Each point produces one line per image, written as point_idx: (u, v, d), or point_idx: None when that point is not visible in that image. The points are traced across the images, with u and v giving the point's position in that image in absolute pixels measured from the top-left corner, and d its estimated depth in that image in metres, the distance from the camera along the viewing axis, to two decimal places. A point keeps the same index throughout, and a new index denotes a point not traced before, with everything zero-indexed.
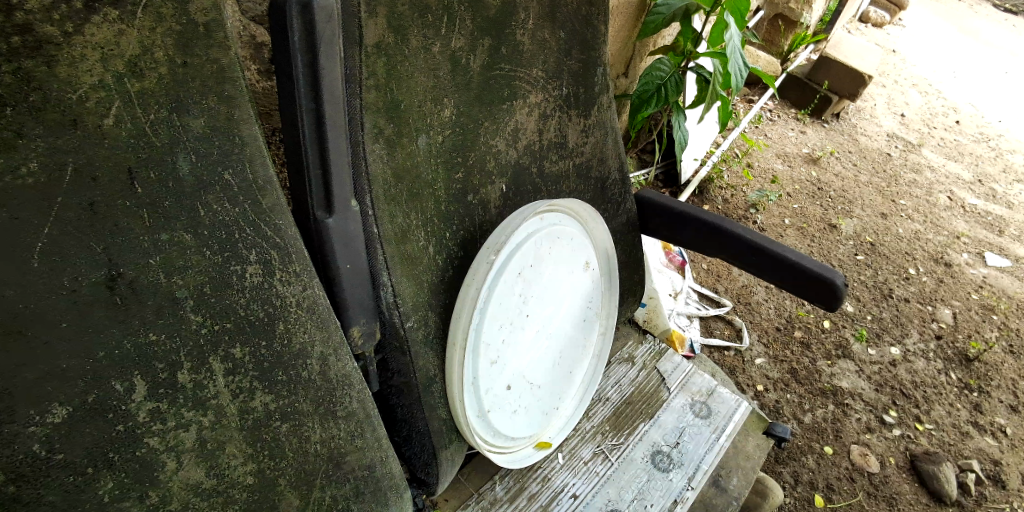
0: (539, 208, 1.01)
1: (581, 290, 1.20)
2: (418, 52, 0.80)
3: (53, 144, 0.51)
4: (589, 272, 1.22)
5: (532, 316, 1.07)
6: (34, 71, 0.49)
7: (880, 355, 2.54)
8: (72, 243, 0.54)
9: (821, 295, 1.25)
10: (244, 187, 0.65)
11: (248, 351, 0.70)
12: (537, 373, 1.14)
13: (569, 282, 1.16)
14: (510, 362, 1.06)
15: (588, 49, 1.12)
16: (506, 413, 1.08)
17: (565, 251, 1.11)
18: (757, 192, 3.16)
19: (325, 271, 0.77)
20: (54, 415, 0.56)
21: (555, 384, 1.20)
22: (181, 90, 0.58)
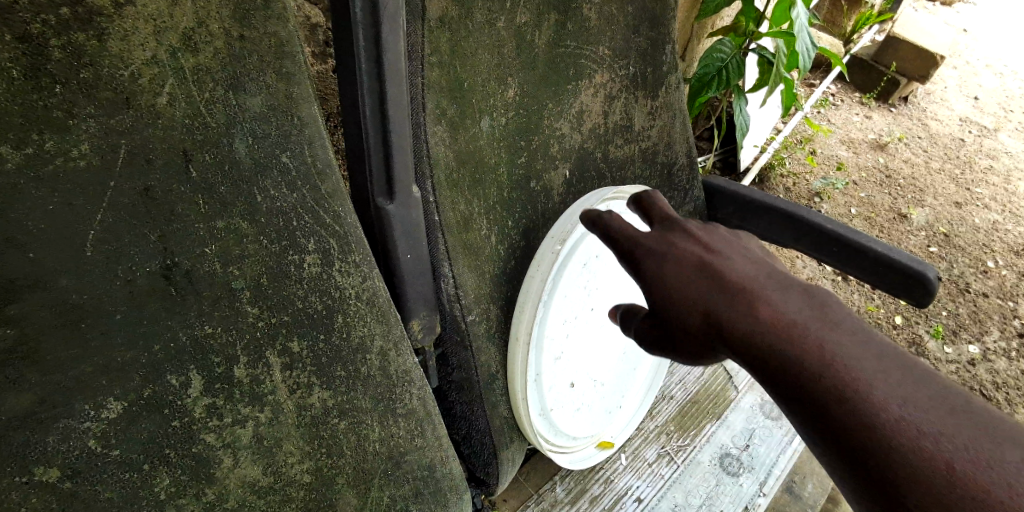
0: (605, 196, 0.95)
1: None
2: (482, 26, 0.75)
3: (106, 125, 0.48)
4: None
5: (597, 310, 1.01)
6: (86, 46, 0.46)
7: (956, 354, 2.38)
8: (128, 231, 0.51)
9: (910, 291, 1.14)
10: (302, 172, 0.62)
11: (306, 345, 0.66)
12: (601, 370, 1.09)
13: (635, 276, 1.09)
14: (575, 356, 1.00)
15: (657, 25, 1.04)
16: (567, 411, 1.03)
17: None
18: (823, 180, 2.99)
19: (385, 262, 0.73)
20: (109, 409, 0.54)
21: (619, 381, 1.14)
22: (237, 66, 0.54)
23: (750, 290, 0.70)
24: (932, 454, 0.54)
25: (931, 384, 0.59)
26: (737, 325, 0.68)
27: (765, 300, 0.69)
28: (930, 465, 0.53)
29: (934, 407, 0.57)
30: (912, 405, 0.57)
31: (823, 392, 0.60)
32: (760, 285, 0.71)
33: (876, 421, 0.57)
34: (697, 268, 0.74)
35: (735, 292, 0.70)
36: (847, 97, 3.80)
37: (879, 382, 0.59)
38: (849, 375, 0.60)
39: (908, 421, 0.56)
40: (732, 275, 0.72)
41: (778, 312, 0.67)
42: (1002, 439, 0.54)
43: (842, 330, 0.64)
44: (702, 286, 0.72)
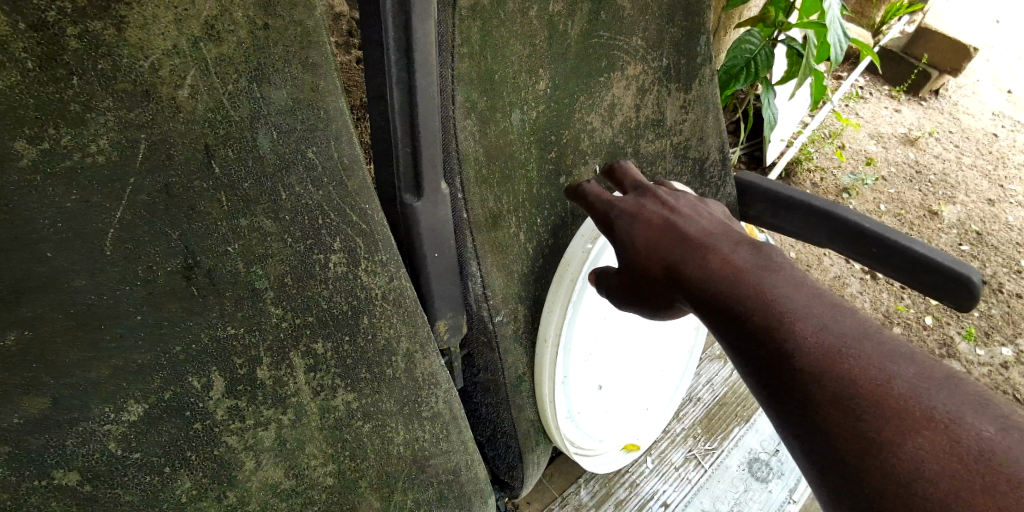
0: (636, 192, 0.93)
1: None
2: (515, 15, 0.72)
3: (125, 118, 0.46)
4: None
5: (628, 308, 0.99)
6: (103, 35, 0.44)
7: (989, 357, 2.30)
8: (148, 229, 0.49)
9: (952, 292, 1.09)
10: (328, 168, 0.59)
11: (330, 346, 0.64)
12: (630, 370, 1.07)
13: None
14: (603, 356, 0.98)
15: (692, 15, 1.00)
16: (594, 412, 1.01)
17: None
18: (852, 176, 2.91)
19: (412, 260, 0.70)
20: (128, 412, 0.52)
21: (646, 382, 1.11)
22: (261, 57, 0.52)
23: (703, 242, 0.72)
24: (848, 377, 0.54)
25: (863, 322, 0.60)
26: (688, 273, 0.70)
27: (717, 250, 0.70)
28: (846, 387, 0.54)
29: (860, 336, 0.57)
30: (837, 335, 0.58)
31: (755, 326, 0.62)
32: (716, 238, 0.73)
33: (800, 351, 0.58)
34: (658, 223, 0.76)
35: (691, 245, 0.72)
36: (877, 90, 3.70)
37: (818, 319, 0.60)
38: (780, 310, 0.61)
39: (839, 348, 0.56)
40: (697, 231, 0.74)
41: (727, 259, 0.69)
42: (917, 368, 0.54)
43: (787, 275, 0.65)
44: (661, 240, 0.74)
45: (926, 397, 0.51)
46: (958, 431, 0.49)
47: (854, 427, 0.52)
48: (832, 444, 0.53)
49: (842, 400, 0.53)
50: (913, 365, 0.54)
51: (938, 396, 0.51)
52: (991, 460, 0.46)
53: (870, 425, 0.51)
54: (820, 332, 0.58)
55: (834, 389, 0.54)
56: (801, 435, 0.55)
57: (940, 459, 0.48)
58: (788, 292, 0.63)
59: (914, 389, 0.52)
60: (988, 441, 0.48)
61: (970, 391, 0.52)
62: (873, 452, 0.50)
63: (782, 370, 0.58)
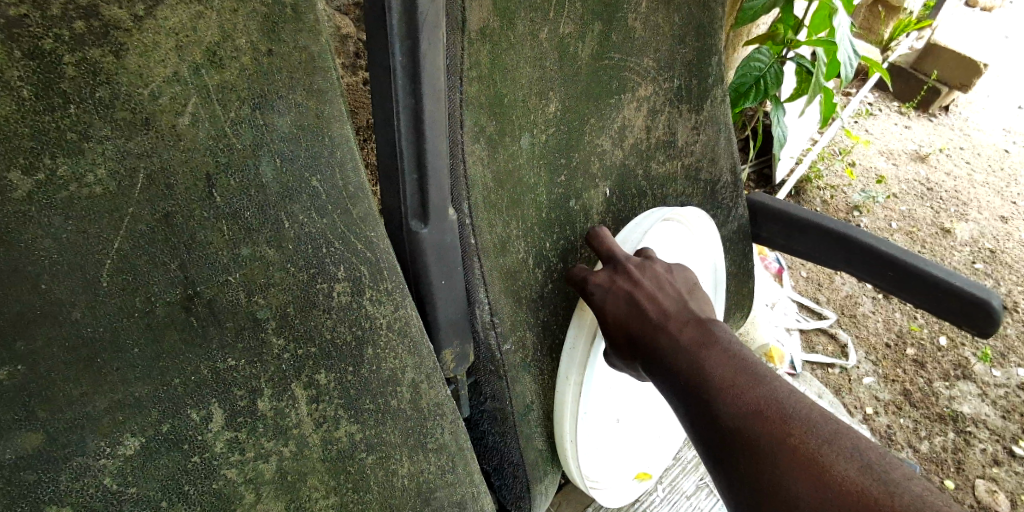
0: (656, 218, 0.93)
1: None
2: (524, 38, 0.70)
3: (123, 147, 0.44)
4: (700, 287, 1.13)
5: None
6: (101, 62, 0.42)
7: (1006, 378, 2.26)
8: (146, 260, 0.48)
9: (973, 318, 1.06)
10: (333, 195, 0.58)
11: (334, 377, 0.62)
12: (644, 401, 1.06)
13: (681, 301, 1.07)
14: (622, 387, 0.98)
15: (704, 35, 0.99)
16: (611, 446, 0.99)
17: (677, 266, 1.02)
18: (862, 194, 2.89)
19: (417, 288, 0.69)
20: (125, 446, 0.51)
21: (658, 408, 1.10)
22: (265, 84, 0.51)
23: (658, 312, 0.79)
24: (764, 443, 0.64)
25: (780, 386, 0.69)
26: (645, 344, 0.78)
27: (669, 324, 0.78)
28: (763, 451, 0.64)
29: (775, 403, 0.67)
30: (760, 411, 0.66)
31: (697, 397, 0.71)
32: (668, 308, 0.79)
33: (731, 421, 0.67)
34: (619, 291, 0.81)
35: (648, 320, 0.79)
36: (886, 107, 3.68)
37: (747, 395, 0.68)
38: (715, 382, 0.70)
39: (759, 416, 0.66)
40: (652, 303, 0.80)
41: (676, 334, 0.76)
42: (820, 431, 0.64)
43: (724, 344, 0.74)
44: (620, 306, 0.80)
45: (824, 457, 0.61)
46: (841, 483, 0.59)
47: (767, 486, 0.62)
48: (752, 500, 0.63)
49: (759, 463, 0.63)
50: (814, 428, 0.64)
51: (832, 453, 0.61)
52: (863, 503, 0.57)
53: (777, 483, 0.61)
54: (745, 402, 0.67)
55: (754, 454, 0.64)
56: (732, 492, 0.66)
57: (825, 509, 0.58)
58: (724, 363, 0.72)
59: (811, 448, 0.62)
60: (860, 489, 0.58)
61: (855, 443, 0.62)
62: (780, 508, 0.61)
63: (718, 437, 0.68)
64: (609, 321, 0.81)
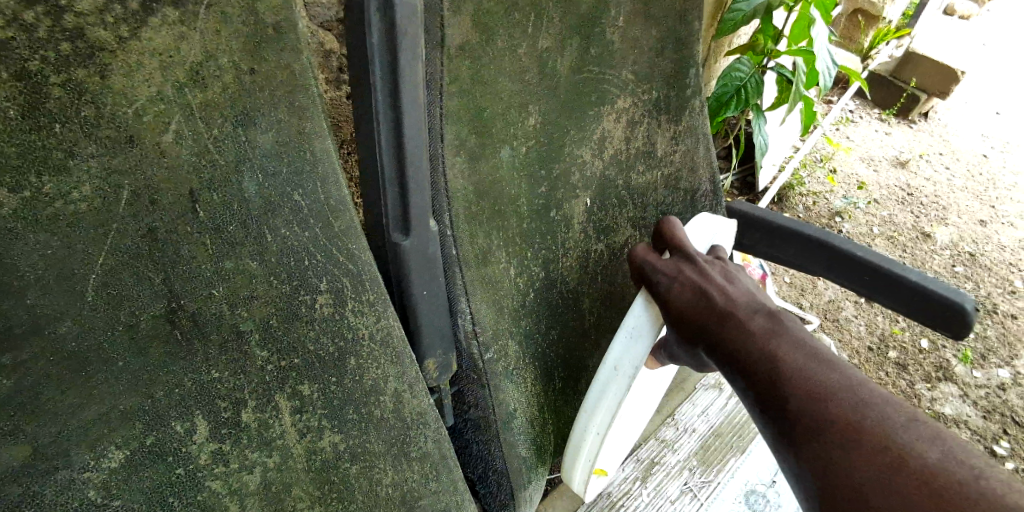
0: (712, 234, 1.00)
1: None
2: (503, 54, 0.72)
3: (108, 165, 0.45)
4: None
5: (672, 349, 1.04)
6: (87, 83, 0.43)
7: (986, 379, 2.30)
8: (131, 274, 0.49)
9: (948, 321, 1.08)
10: (315, 209, 0.59)
11: (317, 387, 0.63)
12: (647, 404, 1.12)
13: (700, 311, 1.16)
14: (648, 384, 1.01)
15: (681, 48, 1.01)
16: (616, 444, 1.04)
17: None
18: (844, 201, 2.95)
19: (400, 298, 0.70)
20: (110, 459, 0.52)
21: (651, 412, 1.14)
22: (249, 102, 0.51)
23: (726, 305, 0.83)
24: (837, 425, 0.66)
25: (854, 379, 0.71)
26: (715, 334, 0.82)
27: (737, 314, 0.82)
28: (831, 440, 0.66)
29: (846, 393, 0.68)
30: (832, 395, 0.69)
31: (764, 386, 0.74)
32: (736, 302, 0.84)
33: (801, 404, 0.70)
34: (687, 281, 0.87)
35: (716, 311, 0.83)
36: (867, 114, 3.75)
37: (820, 380, 0.71)
38: (785, 371, 0.73)
39: (828, 405, 0.68)
40: (720, 296, 0.85)
41: (744, 323, 0.81)
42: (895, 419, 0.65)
43: (792, 337, 0.77)
44: (687, 299, 0.85)
45: (902, 442, 0.63)
46: (921, 466, 0.60)
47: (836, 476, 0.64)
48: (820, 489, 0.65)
49: (829, 452, 0.65)
50: (886, 417, 0.65)
51: (909, 439, 0.63)
52: (944, 487, 0.58)
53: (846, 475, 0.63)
54: (814, 392, 0.70)
55: (824, 443, 0.66)
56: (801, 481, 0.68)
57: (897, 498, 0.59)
58: (793, 353, 0.74)
59: (882, 437, 0.63)
60: (942, 474, 0.59)
61: (934, 433, 0.64)
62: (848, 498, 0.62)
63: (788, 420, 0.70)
64: (675, 314, 0.86)
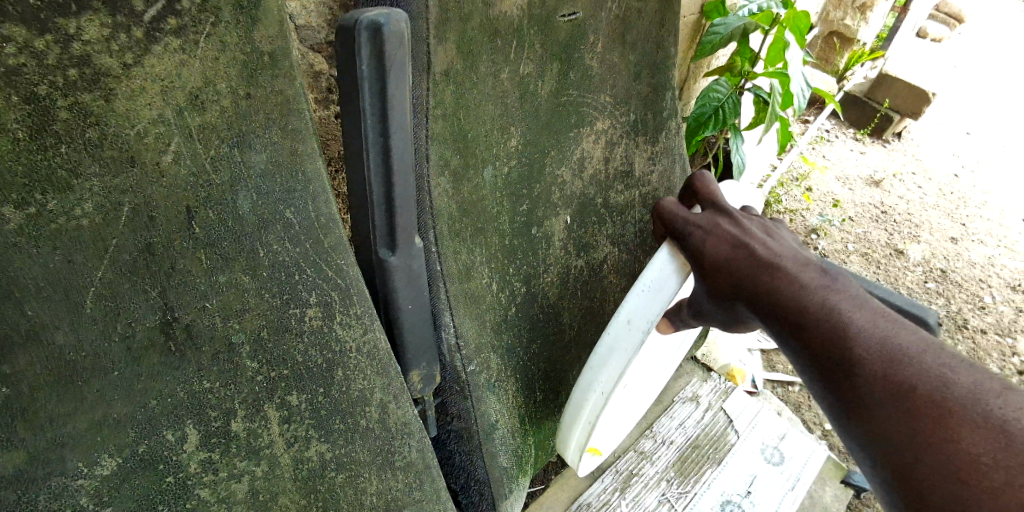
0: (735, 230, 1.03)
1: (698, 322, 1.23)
2: (486, 79, 0.76)
3: (110, 183, 0.48)
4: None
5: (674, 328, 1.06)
6: (92, 106, 0.45)
7: None
8: (128, 286, 0.51)
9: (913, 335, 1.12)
10: (306, 226, 0.61)
11: (305, 398, 0.65)
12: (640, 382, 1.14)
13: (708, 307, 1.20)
14: (645, 360, 1.04)
15: (658, 72, 1.06)
16: (610, 416, 1.05)
17: None
18: (820, 218, 3.03)
19: (386, 312, 0.73)
20: (102, 467, 0.54)
21: (639, 396, 1.18)
22: (244, 124, 0.54)
23: (768, 258, 0.80)
24: (912, 390, 0.61)
25: (907, 335, 0.66)
26: (761, 288, 0.78)
27: (782, 267, 0.78)
28: (878, 397, 0.63)
29: (894, 346, 0.65)
30: (903, 355, 0.64)
31: (807, 339, 0.71)
32: (781, 256, 0.80)
33: (868, 365, 0.65)
34: (723, 234, 0.84)
35: (762, 265, 0.79)
36: (842, 134, 3.86)
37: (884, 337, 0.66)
38: (840, 326, 0.69)
39: (875, 362, 0.64)
40: (764, 250, 0.81)
41: (793, 276, 0.76)
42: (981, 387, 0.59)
43: (835, 289, 0.73)
44: (724, 251, 0.83)
45: (991, 409, 0.57)
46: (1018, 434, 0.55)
47: (884, 430, 0.62)
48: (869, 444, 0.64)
49: (878, 410, 0.63)
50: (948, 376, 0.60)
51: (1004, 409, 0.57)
52: None
53: (894, 432, 0.61)
54: (860, 346, 0.66)
55: (871, 398, 0.63)
56: (850, 437, 0.66)
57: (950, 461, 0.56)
58: (839, 305, 0.71)
59: (936, 396, 0.59)
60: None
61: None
62: (896, 457, 0.60)
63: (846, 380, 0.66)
64: (711, 267, 0.83)
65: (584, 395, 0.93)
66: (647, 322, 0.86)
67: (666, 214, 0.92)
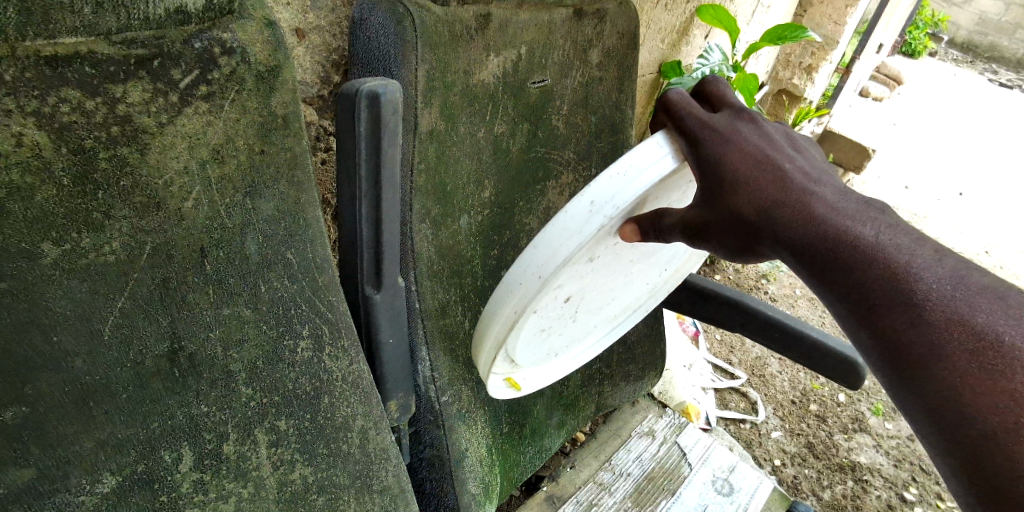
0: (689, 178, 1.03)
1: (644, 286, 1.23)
2: (465, 138, 0.85)
3: (137, 225, 0.54)
4: (670, 264, 1.25)
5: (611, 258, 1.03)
6: (128, 158, 0.52)
7: (897, 430, 2.55)
8: (143, 317, 0.57)
9: (844, 375, 1.26)
10: (303, 266, 0.68)
11: (292, 423, 0.71)
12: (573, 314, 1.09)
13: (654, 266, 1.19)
14: (582, 286, 1.01)
15: (617, 131, 1.17)
16: (532, 334, 1.00)
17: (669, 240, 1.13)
18: (768, 264, 3.27)
19: (368, 344, 0.80)
20: (103, 484, 0.58)
21: (572, 338, 1.14)
22: (256, 177, 0.61)
23: (800, 179, 0.83)
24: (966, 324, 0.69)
25: (953, 268, 0.73)
26: (794, 206, 0.80)
27: (812, 189, 0.82)
28: (936, 339, 0.70)
29: (949, 291, 0.71)
30: (953, 286, 0.71)
31: (854, 273, 0.76)
32: (807, 177, 0.84)
33: (925, 293, 0.71)
34: (750, 151, 0.84)
35: (792, 183, 0.82)
36: None
37: (931, 269, 0.73)
38: (888, 254, 0.75)
39: (928, 299, 0.71)
40: (794, 168, 0.84)
41: (825, 199, 0.81)
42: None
43: (874, 219, 0.79)
44: (746, 171, 0.82)
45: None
46: None
47: (942, 377, 0.69)
48: (921, 391, 0.71)
49: (936, 354, 0.70)
50: (1004, 314, 0.68)
51: None
52: None
53: (947, 374, 0.69)
54: (911, 284, 0.72)
55: (931, 343, 0.70)
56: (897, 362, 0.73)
57: (1009, 401, 0.65)
58: (880, 236, 0.76)
59: (997, 336, 0.67)
60: None
61: None
62: (948, 395, 0.69)
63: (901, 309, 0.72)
64: (731, 186, 0.82)
65: (519, 279, 0.84)
66: (614, 201, 0.80)
67: (677, 112, 0.88)
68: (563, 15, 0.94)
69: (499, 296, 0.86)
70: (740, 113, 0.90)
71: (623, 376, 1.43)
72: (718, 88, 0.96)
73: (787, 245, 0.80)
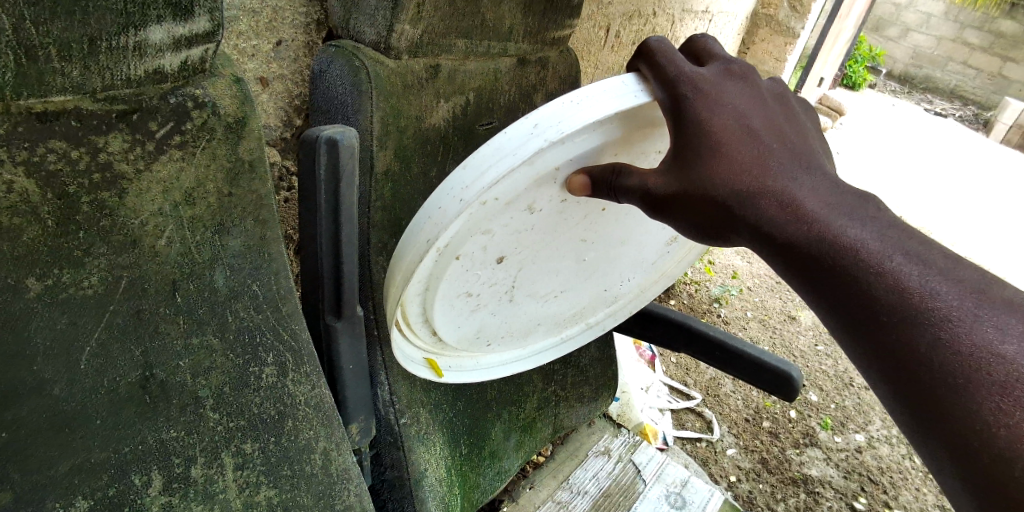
0: (648, 148, 1.00)
1: (601, 279, 1.24)
2: (418, 177, 0.93)
3: (115, 261, 0.59)
4: (633, 276, 1.30)
5: (544, 222, 0.98)
6: (107, 201, 0.58)
7: (846, 443, 2.68)
8: (118, 347, 0.62)
9: (781, 387, 1.34)
10: (267, 298, 0.73)
11: (257, 446, 0.75)
12: (507, 287, 1.05)
13: (606, 252, 1.17)
14: (519, 255, 1.01)
15: None
16: (462, 297, 0.99)
17: (623, 231, 1.15)
18: (719, 288, 3.40)
19: (329, 370, 0.85)
20: (76, 507, 0.62)
21: (513, 312, 1.12)
22: (225, 216, 0.67)
23: (791, 165, 0.81)
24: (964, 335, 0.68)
25: (974, 282, 0.71)
26: (774, 191, 0.78)
27: (799, 175, 0.80)
28: (950, 357, 0.68)
29: (945, 300, 0.70)
30: (953, 295, 0.71)
31: (842, 266, 0.75)
32: (797, 161, 0.81)
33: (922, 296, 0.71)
34: (735, 121, 0.80)
35: (778, 166, 0.80)
36: None
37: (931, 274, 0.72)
38: (880, 252, 0.74)
39: (950, 318, 0.69)
40: (783, 149, 0.82)
41: (813, 189, 0.79)
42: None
43: (867, 217, 0.78)
44: (726, 145, 0.79)
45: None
46: None
47: (948, 397, 0.68)
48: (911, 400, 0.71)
49: (933, 364, 0.69)
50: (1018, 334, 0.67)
51: None
52: None
53: (964, 398, 0.67)
54: (922, 294, 0.71)
55: (937, 357, 0.69)
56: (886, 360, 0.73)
57: None
58: (877, 234, 0.76)
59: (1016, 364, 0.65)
60: None
61: None
62: (959, 415, 0.67)
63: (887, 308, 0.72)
64: (710, 156, 0.78)
65: (439, 203, 0.77)
66: (558, 126, 0.75)
67: (658, 61, 0.82)
68: (508, 63, 1.03)
69: (414, 226, 0.79)
70: (730, 69, 0.86)
71: (577, 398, 1.50)
72: (706, 45, 0.90)
73: (770, 236, 0.78)
